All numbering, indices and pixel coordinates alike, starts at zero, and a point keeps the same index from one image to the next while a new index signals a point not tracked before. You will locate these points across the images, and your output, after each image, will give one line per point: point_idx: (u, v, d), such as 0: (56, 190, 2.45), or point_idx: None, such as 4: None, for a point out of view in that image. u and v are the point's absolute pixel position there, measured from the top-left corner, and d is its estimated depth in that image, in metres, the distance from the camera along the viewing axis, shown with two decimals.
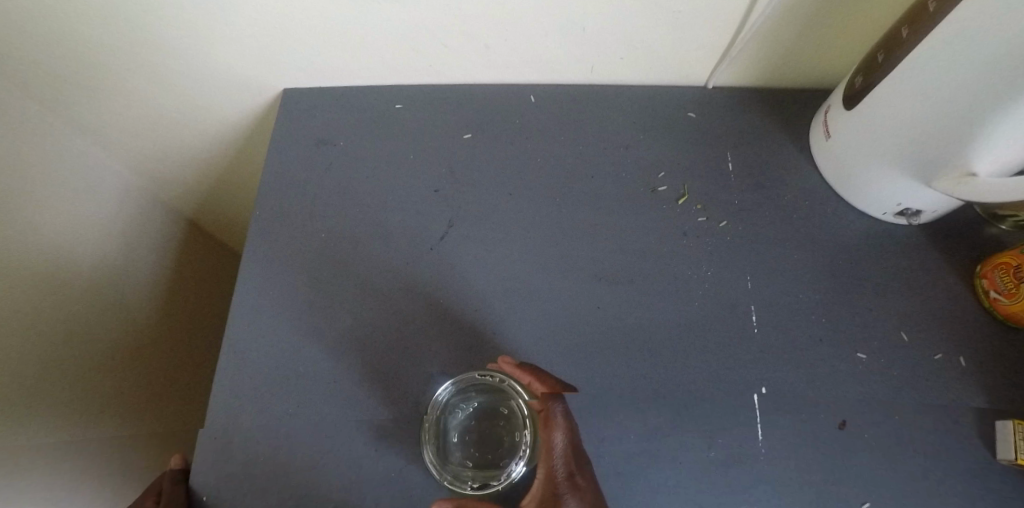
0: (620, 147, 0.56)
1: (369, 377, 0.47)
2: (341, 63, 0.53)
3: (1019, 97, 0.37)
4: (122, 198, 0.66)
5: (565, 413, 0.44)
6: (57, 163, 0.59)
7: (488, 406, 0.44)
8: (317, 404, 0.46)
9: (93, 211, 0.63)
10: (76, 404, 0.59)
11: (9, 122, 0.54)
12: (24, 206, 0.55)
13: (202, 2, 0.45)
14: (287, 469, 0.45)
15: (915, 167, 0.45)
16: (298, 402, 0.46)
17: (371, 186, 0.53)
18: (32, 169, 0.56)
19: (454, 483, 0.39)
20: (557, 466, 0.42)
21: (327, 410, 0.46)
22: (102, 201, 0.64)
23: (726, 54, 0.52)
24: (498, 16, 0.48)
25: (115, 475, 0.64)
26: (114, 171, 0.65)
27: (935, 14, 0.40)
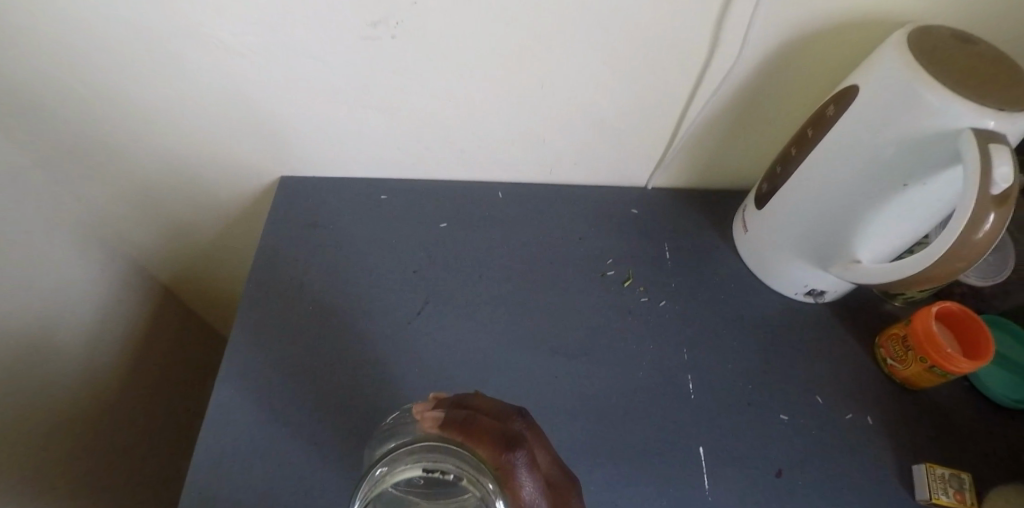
0: (574, 236, 0.62)
1: (335, 429, 0.50)
2: (334, 161, 0.62)
3: (891, 191, 0.44)
4: (109, 265, 0.71)
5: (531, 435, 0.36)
6: (58, 225, 0.63)
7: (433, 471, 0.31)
8: (282, 452, 0.49)
9: (84, 272, 0.67)
10: (75, 455, 0.65)
11: (21, 189, 0.58)
12: (28, 256, 0.59)
13: (217, 96, 0.53)
14: None
15: (814, 252, 0.52)
16: (263, 453, 0.49)
17: (354, 265, 0.59)
18: (36, 226, 0.60)
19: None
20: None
21: (290, 456, 0.49)
22: (94, 263, 0.68)
23: (660, 162, 0.62)
24: (474, 116, 0.56)
25: None
26: (103, 241, 0.70)
27: (815, 135, 0.49)
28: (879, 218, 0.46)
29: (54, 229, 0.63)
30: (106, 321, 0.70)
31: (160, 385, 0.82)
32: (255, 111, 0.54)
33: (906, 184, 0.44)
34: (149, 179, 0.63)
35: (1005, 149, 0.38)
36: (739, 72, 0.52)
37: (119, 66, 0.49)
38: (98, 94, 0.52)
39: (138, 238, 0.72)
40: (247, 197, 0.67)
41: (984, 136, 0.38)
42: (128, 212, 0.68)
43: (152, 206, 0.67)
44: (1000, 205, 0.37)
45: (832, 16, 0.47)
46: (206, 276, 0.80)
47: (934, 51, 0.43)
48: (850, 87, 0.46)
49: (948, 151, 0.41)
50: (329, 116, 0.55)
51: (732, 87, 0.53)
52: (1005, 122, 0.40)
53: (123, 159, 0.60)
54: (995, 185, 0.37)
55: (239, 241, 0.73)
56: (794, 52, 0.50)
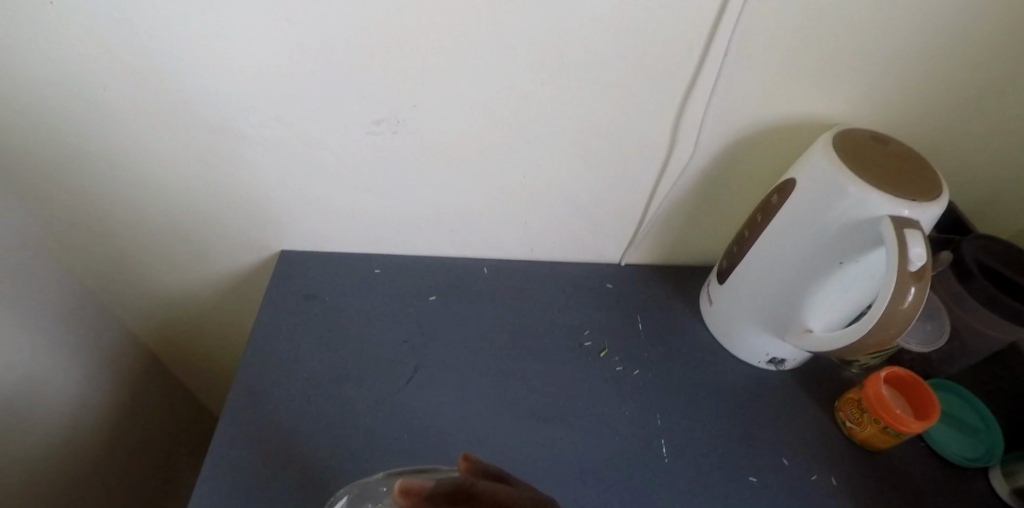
0: (554, 309, 0.67)
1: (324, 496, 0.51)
2: (331, 237, 0.67)
3: (830, 268, 0.51)
4: (106, 337, 0.72)
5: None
6: (63, 298, 0.65)
7: None
8: None
9: (82, 343, 0.68)
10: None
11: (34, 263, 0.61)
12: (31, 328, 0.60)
13: (233, 175, 0.58)
14: None
15: (771, 322, 0.57)
16: None
17: (346, 335, 0.63)
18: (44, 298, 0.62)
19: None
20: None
21: None
22: (93, 336, 0.69)
23: (631, 242, 0.69)
24: (465, 196, 0.62)
25: None
26: (103, 314, 0.71)
27: (764, 219, 0.56)
28: (823, 291, 0.52)
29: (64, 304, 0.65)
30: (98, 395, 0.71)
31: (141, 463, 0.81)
32: (264, 192, 0.60)
33: (842, 262, 0.50)
34: (153, 255, 0.66)
35: (917, 233, 0.45)
36: (695, 165, 0.59)
37: (143, 151, 0.55)
38: (118, 177, 0.57)
39: (135, 311, 0.73)
40: (245, 271, 0.70)
41: (899, 222, 0.45)
42: (128, 289, 0.70)
43: (151, 282, 0.70)
44: (918, 279, 0.44)
45: (769, 120, 0.56)
46: (195, 348, 0.81)
47: (857, 151, 0.51)
48: (788, 179, 0.54)
49: (873, 234, 0.47)
50: (332, 197, 0.61)
51: (690, 178, 0.61)
52: (916, 210, 0.47)
53: (131, 236, 0.64)
54: (912, 263, 0.44)
55: (232, 313, 0.76)
56: (739, 149, 0.58)
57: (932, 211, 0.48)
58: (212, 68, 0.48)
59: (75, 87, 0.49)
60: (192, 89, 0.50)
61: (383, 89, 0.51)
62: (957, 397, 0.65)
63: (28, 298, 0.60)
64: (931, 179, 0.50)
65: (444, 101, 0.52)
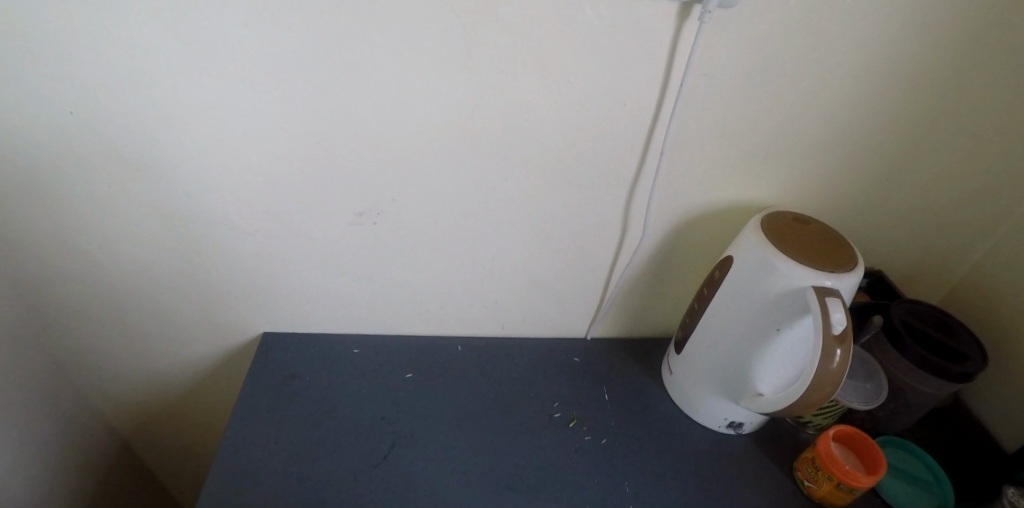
0: (526, 382, 0.70)
1: None
2: (312, 321, 0.71)
3: (771, 334, 0.56)
4: (81, 424, 0.71)
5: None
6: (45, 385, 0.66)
7: None
8: None
9: (58, 432, 0.67)
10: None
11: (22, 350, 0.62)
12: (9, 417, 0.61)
13: (222, 258, 0.62)
14: None
15: (727, 387, 0.62)
16: None
17: (325, 414, 0.64)
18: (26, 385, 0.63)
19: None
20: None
21: None
22: (69, 424, 0.69)
23: (594, 317, 0.74)
24: (440, 276, 0.67)
25: None
26: (81, 400, 0.71)
27: (711, 292, 0.62)
28: (769, 357, 0.57)
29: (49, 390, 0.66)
30: (70, 487, 0.70)
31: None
32: (252, 276, 0.64)
33: (779, 328, 0.55)
34: (137, 339, 0.68)
35: (837, 300, 0.51)
36: (647, 244, 0.66)
37: (142, 239, 0.60)
38: (115, 263, 0.61)
39: (111, 397, 0.74)
40: (226, 354, 0.72)
41: (821, 291, 0.52)
42: (107, 376, 0.71)
43: (132, 368, 0.71)
44: (841, 342, 0.49)
45: (707, 205, 0.64)
46: (169, 435, 0.81)
47: (782, 230, 0.58)
48: (727, 256, 0.61)
49: (802, 302, 0.54)
50: (314, 283, 0.66)
51: (644, 257, 0.68)
52: (836, 279, 0.54)
53: (118, 321, 0.66)
54: (834, 327, 0.50)
55: (209, 399, 0.77)
56: (685, 230, 0.66)
57: (850, 280, 0.55)
58: (216, 165, 0.55)
59: (90, 183, 0.55)
60: (196, 184, 0.56)
61: (366, 186, 0.58)
62: (911, 454, 0.68)
63: (10, 385, 0.60)
64: (847, 252, 0.57)
65: (421, 196, 0.59)
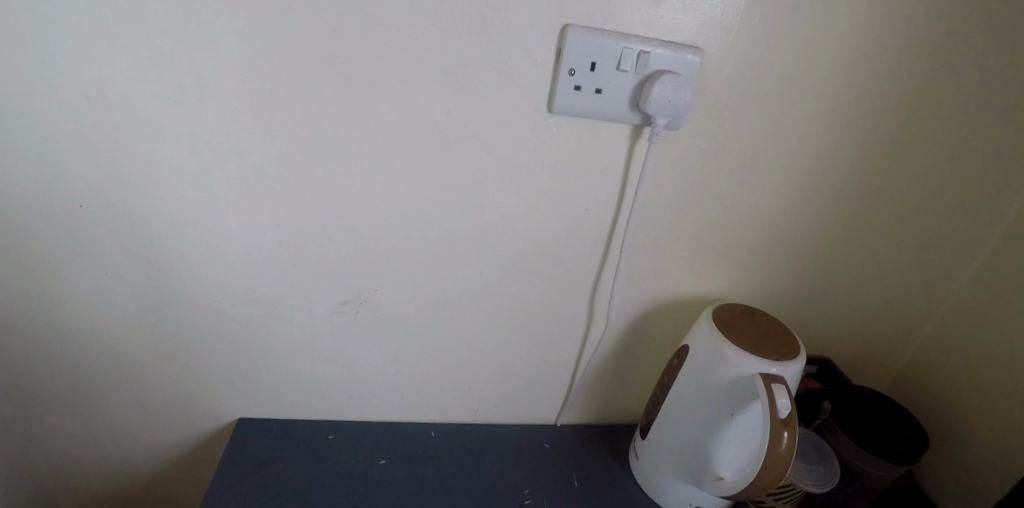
0: (497, 469, 0.71)
1: None
2: (285, 406, 0.71)
3: (727, 419, 0.60)
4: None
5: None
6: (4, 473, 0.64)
7: None
8: None
9: None
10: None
11: None
12: None
13: (204, 341, 0.64)
14: None
15: (690, 472, 0.65)
16: None
17: (293, 504, 0.64)
18: None
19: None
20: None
21: None
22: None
23: (563, 403, 0.77)
24: (415, 361, 0.70)
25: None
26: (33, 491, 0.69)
27: (670, 379, 0.67)
28: (726, 441, 0.61)
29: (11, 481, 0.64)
30: None
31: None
32: (232, 360, 0.66)
33: (733, 413, 0.60)
34: (105, 424, 0.68)
35: (782, 386, 0.56)
36: (611, 333, 0.71)
37: (128, 322, 0.62)
38: (96, 346, 0.63)
39: (67, 487, 0.71)
40: (195, 441, 0.72)
41: (767, 377, 0.57)
42: (68, 465, 0.69)
43: (96, 457, 0.70)
44: (787, 425, 0.54)
45: (664, 298, 0.70)
46: None
47: (730, 321, 0.64)
48: (684, 345, 0.66)
49: (751, 388, 0.58)
50: (292, 368, 0.68)
51: (609, 345, 0.72)
52: (781, 367, 0.59)
53: (87, 406, 0.66)
54: (780, 411, 0.54)
55: (171, 489, 0.75)
56: (646, 320, 0.71)
57: (793, 368, 0.60)
58: (211, 255, 0.59)
59: (87, 269, 0.58)
60: (189, 271, 0.60)
61: (351, 276, 0.62)
62: None
63: None
64: (789, 341, 0.63)
65: (402, 284, 0.63)
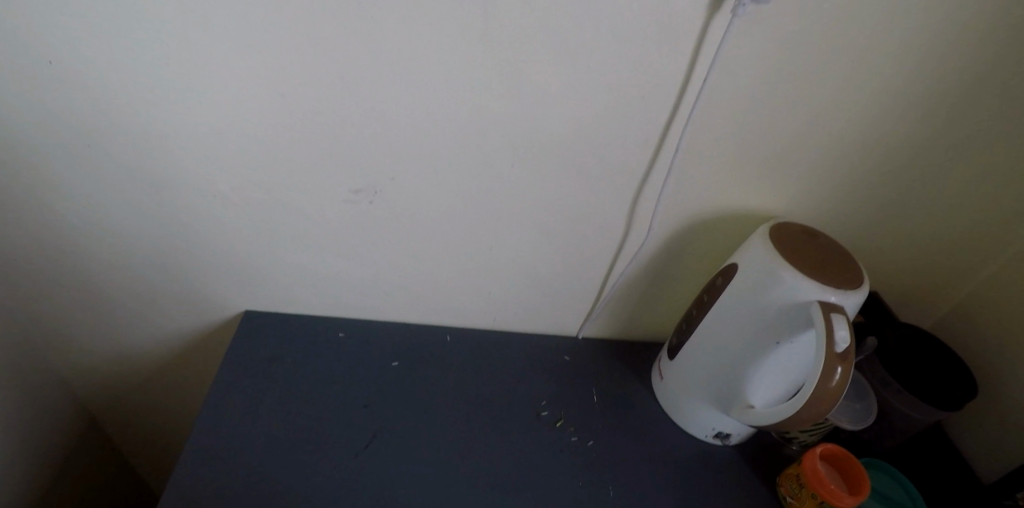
0: (514, 379, 0.68)
1: None
2: (295, 300, 0.68)
3: (770, 347, 0.55)
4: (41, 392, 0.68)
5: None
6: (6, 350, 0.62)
7: None
8: None
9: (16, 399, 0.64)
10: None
11: None
12: None
13: (205, 229, 0.59)
14: None
15: (719, 398, 0.61)
16: None
17: (304, 399, 0.62)
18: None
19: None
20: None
21: None
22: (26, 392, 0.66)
23: (588, 316, 0.72)
24: (431, 263, 0.64)
25: None
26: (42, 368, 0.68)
27: (710, 300, 0.61)
28: (764, 369, 0.57)
29: (18, 358, 0.63)
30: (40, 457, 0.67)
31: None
32: (237, 251, 0.61)
33: (779, 341, 0.55)
34: (109, 308, 0.65)
35: (842, 317, 0.50)
36: (649, 246, 0.65)
37: (121, 203, 0.56)
38: (89, 228, 0.58)
39: (77, 365, 0.70)
40: (198, 330, 0.69)
41: (826, 307, 0.51)
42: (76, 344, 0.68)
43: (102, 338, 0.68)
44: (843, 360, 0.49)
45: (712, 212, 0.63)
46: (137, 409, 0.78)
47: (789, 241, 0.57)
48: (732, 264, 0.60)
49: (804, 317, 0.53)
50: (302, 262, 0.64)
51: (644, 258, 0.66)
52: (842, 296, 0.53)
53: (88, 289, 0.63)
54: (838, 344, 0.49)
55: (183, 374, 0.74)
56: (689, 234, 0.64)
57: (855, 298, 0.54)
58: (206, 132, 0.52)
59: (69, 142, 0.52)
60: (183, 149, 0.53)
61: (365, 165, 0.55)
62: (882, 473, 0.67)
63: None
64: (852, 269, 0.56)
65: (423, 178, 0.57)
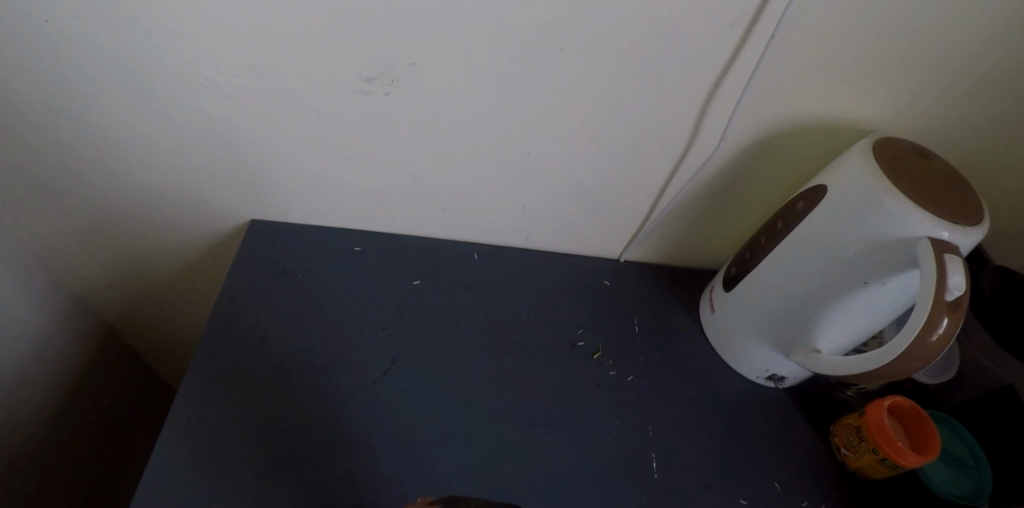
0: (547, 305, 0.63)
1: (294, 491, 0.48)
2: (307, 209, 0.61)
3: (855, 289, 0.47)
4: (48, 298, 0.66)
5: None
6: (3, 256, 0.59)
7: None
8: None
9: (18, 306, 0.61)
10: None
11: None
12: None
13: (194, 129, 0.51)
14: None
15: (779, 339, 0.54)
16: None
17: (319, 319, 0.58)
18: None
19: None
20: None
21: None
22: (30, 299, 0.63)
23: (632, 238, 0.64)
24: (457, 174, 0.56)
25: None
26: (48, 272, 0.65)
27: (783, 230, 0.52)
28: (841, 312, 0.49)
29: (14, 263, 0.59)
30: (55, 359, 0.67)
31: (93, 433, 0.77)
32: (233, 150, 0.53)
33: (867, 282, 0.46)
34: (105, 213, 0.60)
35: (957, 259, 0.41)
36: (714, 162, 0.55)
37: (95, 98, 0.48)
38: (66, 126, 0.51)
39: (85, 268, 0.67)
40: (216, 238, 0.65)
41: (939, 245, 0.41)
42: (81, 245, 0.64)
43: (111, 241, 0.64)
44: (952, 311, 0.40)
45: (799, 123, 0.51)
46: (152, 313, 0.76)
47: (897, 162, 0.46)
48: (819, 187, 0.50)
49: (906, 256, 0.44)
50: (309, 165, 0.55)
51: (707, 176, 0.56)
52: (957, 234, 0.43)
53: (79, 192, 0.57)
54: (950, 292, 0.40)
55: (195, 282, 0.71)
56: (767, 149, 0.54)
57: (972, 237, 0.44)
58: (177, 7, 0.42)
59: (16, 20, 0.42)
60: (152, 30, 0.43)
61: (376, 52, 0.45)
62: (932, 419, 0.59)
63: None
64: (973, 200, 0.45)
65: (448, 66, 0.46)
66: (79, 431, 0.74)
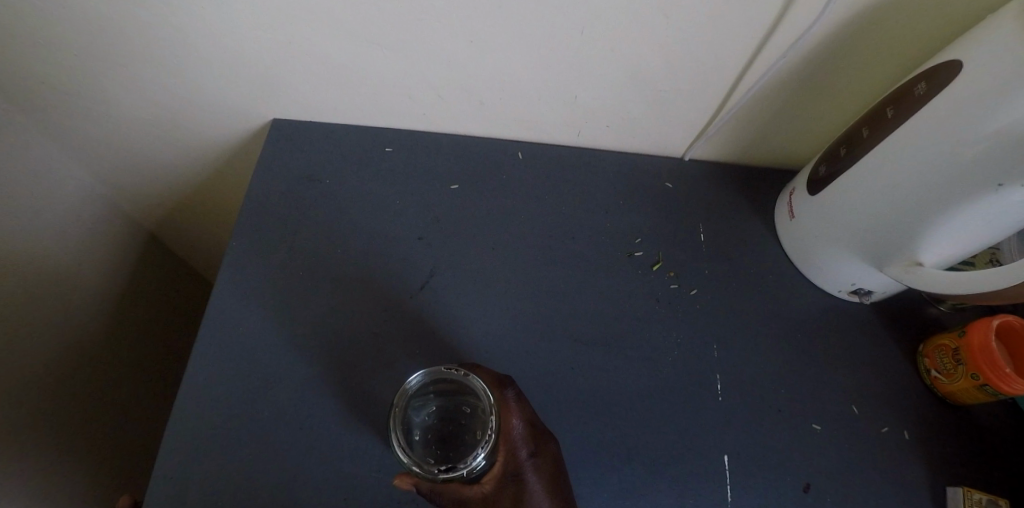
0: (601, 211, 0.56)
1: (340, 404, 0.47)
2: (334, 104, 0.55)
3: (982, 191, 0.38)
4: (81, 205, 0.65)
5: (518, 396, 0.41)
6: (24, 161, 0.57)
7: (453, 434, 0.40)
8: (286, 432, 0.45)
9: (49, 213, 0.61)
10: (26, 411, 0.59)
11: None
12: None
13: (191, 19, 0.45)
14: (243, 495, 0.43)
15: (872, 250, 0.46)
16: (263, 425, 0.46)
17: (352, 226, 0.54)
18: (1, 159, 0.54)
19: (422, 468, 0.35)
20: (519, 451, 0.39)
21: (292, 438, 0.45)
22: (61, 205, 0.62)
23: (701, 132, 0.56)
24: (492, 61, 0.48)
25: (52, 462, 0.64)
26: (77, 179, 0.64)
27: (894, 119, 0.42)
28: (955, 219, 0.41)
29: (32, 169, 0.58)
30: (93, 263, 0.68)
31: (131, 344, 0.76)
32: (239, 40, 0.47)
33: (1001, 185, 0.37)
34: (120, 116, 0.56)
35: None
36: (811, 36, 0.44)
37: None
38: (51, 16, 0.45)
39: (114, 174, 0.65)
40: (240, 137, 0.60)
41: None
42: (103, 147, 0.61)
43: (131, 142, 0.60)
44: None
45: None
46: (187, 220, 0.74)
47: None
48: (952, 62, 0.39)
49: None
50: (329, 53, 0.48)
51: (799, 54, 0.46)
52: None
53: (86, 92, 0.53)
54: None
55: (225, 188, 0.68)
56: (884, 13, 0.42)
57: None
58: None
59: None
60: None
61: None
62: None
63: None
64: None
65: None
66: (116, 341, 0.73)
